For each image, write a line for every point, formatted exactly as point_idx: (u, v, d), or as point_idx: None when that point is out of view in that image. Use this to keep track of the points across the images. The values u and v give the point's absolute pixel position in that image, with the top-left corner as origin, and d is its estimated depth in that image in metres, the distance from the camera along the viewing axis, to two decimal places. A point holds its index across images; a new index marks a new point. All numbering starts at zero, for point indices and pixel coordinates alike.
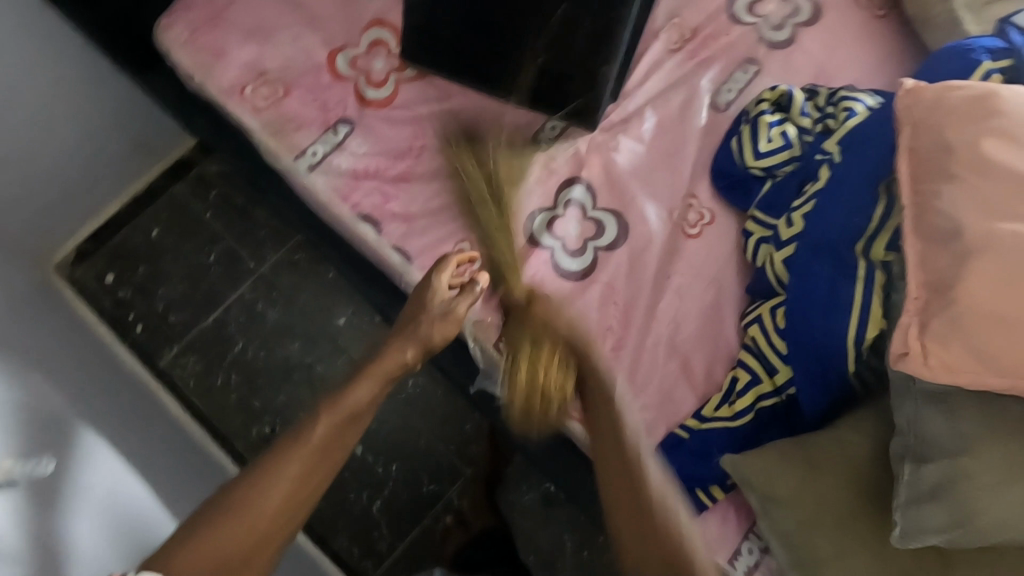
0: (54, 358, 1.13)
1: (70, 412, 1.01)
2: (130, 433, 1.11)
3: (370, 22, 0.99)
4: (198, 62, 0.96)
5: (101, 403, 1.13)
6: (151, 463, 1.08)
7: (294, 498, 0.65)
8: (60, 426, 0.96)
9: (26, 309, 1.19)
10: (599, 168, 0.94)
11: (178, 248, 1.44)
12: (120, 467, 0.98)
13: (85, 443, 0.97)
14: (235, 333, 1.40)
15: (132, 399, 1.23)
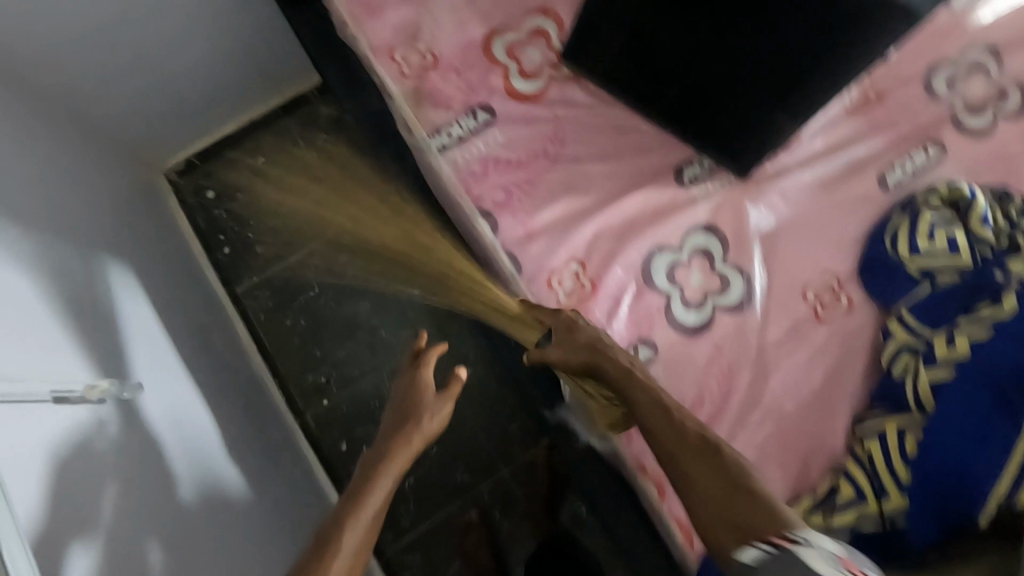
0: (147, 264, 1.15)
1: (152, 331, 1.01)
2: (205, 359, 1.12)
3: (533, 9, 0.93)
4: (351, 11, 0.92)
5: (180, 317, 1.14)
6: (216, 390, 1.10)
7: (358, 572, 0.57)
8: (147, 341, 0.98)
9: (133, 214, 1.20)
10: (736, 217, 0.85)
11: (278, 181, 1.45)
12: (189, 398, 0.98)
13: (161, 366, 0.97)
14: (313, 278, 1.42)
15: (208, 324, 1.24)
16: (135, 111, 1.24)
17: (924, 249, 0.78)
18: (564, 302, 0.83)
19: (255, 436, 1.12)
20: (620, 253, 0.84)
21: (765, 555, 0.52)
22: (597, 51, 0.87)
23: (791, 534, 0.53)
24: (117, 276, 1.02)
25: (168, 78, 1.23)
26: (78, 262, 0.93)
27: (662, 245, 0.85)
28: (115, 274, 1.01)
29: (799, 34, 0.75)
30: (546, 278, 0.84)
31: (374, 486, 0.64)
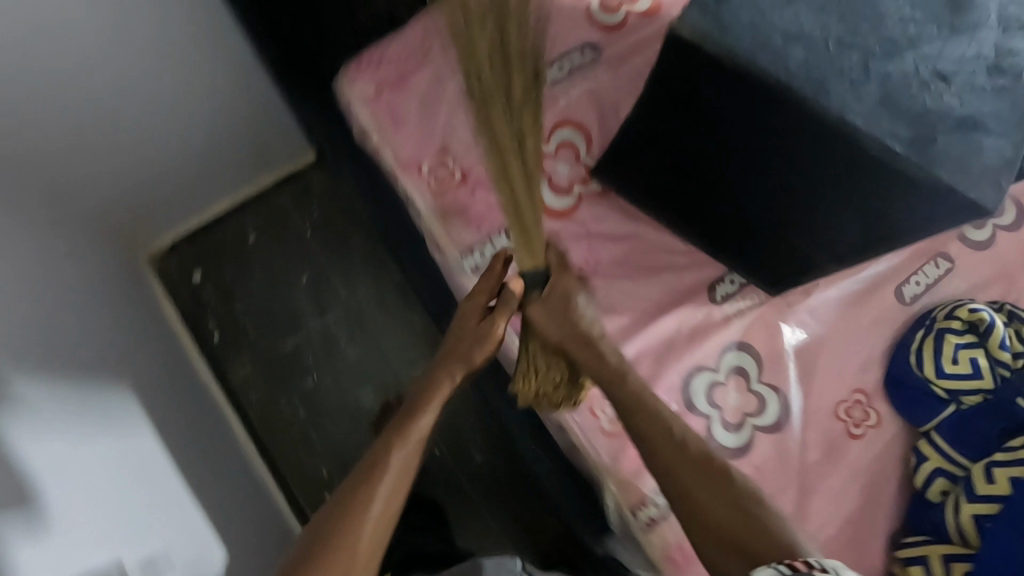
0: (139, 362, 1.03)
1: (150, 456, 0.89)
2: (208, 471, 1.02)
3: (559, 123, 0.93)
4: (377, 124, 0.90)
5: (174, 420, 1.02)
6: (222, 504, 0.99)
7: (389, 510, 0.65)
8: (151, 478, 0.86)
9: (115, 309, 1.08)
10: (769, 336, 0.88)
11: (271, 260, 1.37)
12: (192, 530, 0.87)
13: (161, 499, 0.85)
14: (311, 365, 1.34)
15: (202, 425, 1.13)
16: (116, 190, 1.12)
17: (949, 370, 0.82)
18: (608, 429, 0.83)
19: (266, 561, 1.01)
20: (661, 376, 0.85)
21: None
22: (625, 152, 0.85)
23: (814, 562, 0.55)
24: (106, 392, 0.89)
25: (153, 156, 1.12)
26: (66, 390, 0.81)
27: (700, 366, 0.86)
28: (104, 394, 0.89)
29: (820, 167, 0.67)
30: (589, 405, 0.83)
31: (416, 424, 0.70)
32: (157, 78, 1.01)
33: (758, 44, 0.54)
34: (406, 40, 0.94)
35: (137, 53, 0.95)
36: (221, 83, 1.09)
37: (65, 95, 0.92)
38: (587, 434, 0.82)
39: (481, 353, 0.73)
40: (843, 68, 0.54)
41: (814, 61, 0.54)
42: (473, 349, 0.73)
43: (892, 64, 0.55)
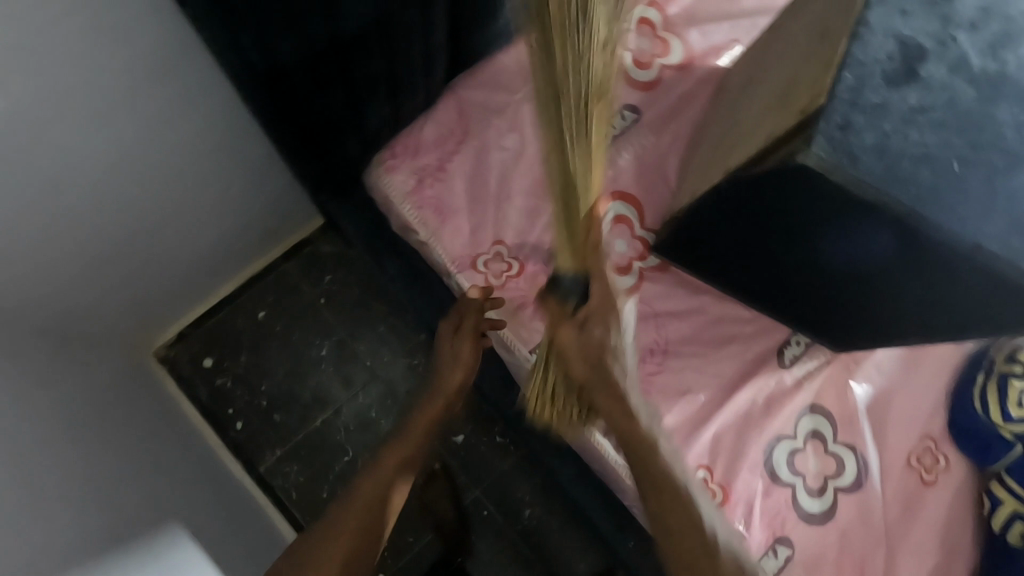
0: (170, 483, 0.94)
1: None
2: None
3: (612, 196, 0.88)
4: (423, 219, 0.85)
5: (220, 542, 0.94)
6: None
7: (394, 471, 0.73)
8: None
9: (141, 431, 0.99)
10: (840, 396, 0.88)
11: (286, 334, 1.29)
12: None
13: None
14: (344, 441, 1.26)
15: (251, 531, 1.06)
16: (126, 298, 1.02)
17: (1015, 414, 0.83)
18: None
19: None
20: (743, 453, 0.84)
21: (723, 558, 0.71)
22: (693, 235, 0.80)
23: None
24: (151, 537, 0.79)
25: (158, 261, 1.01)
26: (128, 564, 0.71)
27: (778, 434, 0.86)
28: (163, 548, 0.80)
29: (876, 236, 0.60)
30: None
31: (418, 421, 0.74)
32: (174, 182, 0.89)
33: (888, 173, 0.53)
34: (440, 121, 0.88)
35: (153, 163, 0.83)
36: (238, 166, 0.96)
37: (76, 218, 0.80)
38: None
39: (456, 376, 0.77)
40: (971, 191, 0.53)
41: (941, 186, 0.53)
42: (448, 374, 0.77)
43: (1018, 176, 0.53)
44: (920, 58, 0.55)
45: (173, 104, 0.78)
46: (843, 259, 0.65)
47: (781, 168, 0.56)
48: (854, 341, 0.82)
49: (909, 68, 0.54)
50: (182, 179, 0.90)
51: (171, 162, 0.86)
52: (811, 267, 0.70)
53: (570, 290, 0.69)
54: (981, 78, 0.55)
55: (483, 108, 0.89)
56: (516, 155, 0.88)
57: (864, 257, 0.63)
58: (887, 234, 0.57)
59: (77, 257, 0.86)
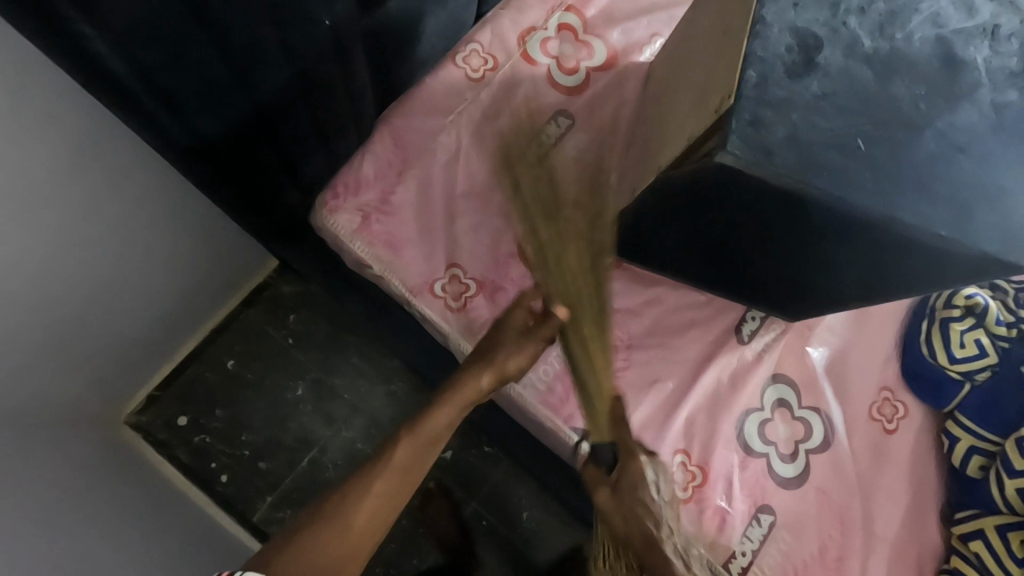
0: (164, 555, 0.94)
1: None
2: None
3: None
4: (375, 253, 0.85)
5: None
6: None
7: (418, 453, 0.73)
8: None
9: (126, 508, 0.97)
10: (799, 361, 0.92)
11: (258, 382, 1.28)
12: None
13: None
14: (335, 478, 1.26)
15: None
16: (89, 377, 1.01)
17: (959, 355, 0.88)
18: (683, 498, 0.85)
19: None
20: (717, 432, 0.87)
21: None
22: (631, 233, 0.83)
23: None
24: None
25: (111, 335, 0.98)
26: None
27: (747, 408, 0.89)
28: None
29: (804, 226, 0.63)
30: None
31: (438, 416, 0.75)
32: (119, 254, 0.88)
33: (800, 160, 0.56)
34: (377, 154, 0.88)
35: (94, 240, 0.82)
36: (184, 225, 0.95)
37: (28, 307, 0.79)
38: None
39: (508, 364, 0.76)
40: (881, 167, 0.56)
41: (852, 165, 0.56)
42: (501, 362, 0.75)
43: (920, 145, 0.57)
44: (817, 47, 0.58)
45: (106, 179, 0.77)
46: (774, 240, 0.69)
47: (703, 169, 0.59)
48: (811, 309, 0.85)
49: (806, 59, 0.57)
50: (129, 251, 0.89)
51: (116, 236, 0.85)
52: (749, 251, 0.74)
53: (602, 458, 0.73)
54: (875, 58, 0.58)
55: (418, 134, 0.89)
56: (457, 177, 0.89)
57: (792, 236, 0.66)
58: (806, 216, 0.61)
59: (27, 349, 0.83)
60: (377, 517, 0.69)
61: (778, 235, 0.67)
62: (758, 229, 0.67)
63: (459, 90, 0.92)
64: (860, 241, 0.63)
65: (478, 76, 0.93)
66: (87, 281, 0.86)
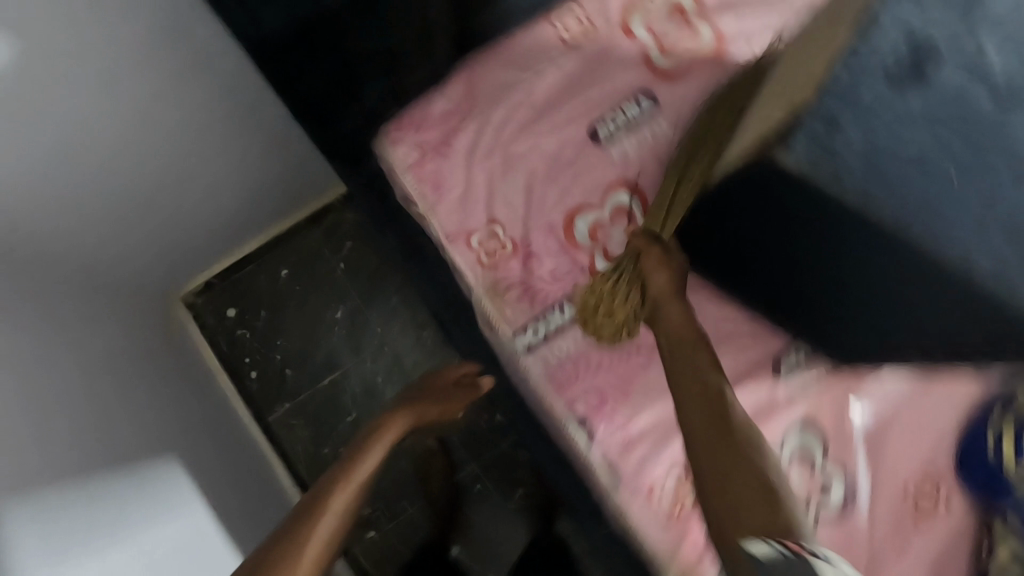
0: (180, 419, 1.02)
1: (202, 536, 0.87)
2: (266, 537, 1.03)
3: (614, 182, 0.86)
4: (422, 192, 0.86)
5: (218, 483, 1.01)
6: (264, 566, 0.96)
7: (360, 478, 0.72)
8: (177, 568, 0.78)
9: (158, 371, 1.06)
10: (837, 414, 0.84)
11: (304, 296, 1.34)
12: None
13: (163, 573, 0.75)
14: (348, 404, 1.30)
15: (252, 479, 1.13)
16: (156, 248, 1.10)
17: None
18: (666, 519, 0.79)
19: None
20: None
21: (778, 556, 0.53)
22: (682, 230, 0.78)
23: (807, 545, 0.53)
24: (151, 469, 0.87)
25: (182, 216, 1.07)
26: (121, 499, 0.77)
27: None
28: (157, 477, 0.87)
29: (861, 251, 0.56)
30: (647, 491, 0.80)
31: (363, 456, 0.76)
32: (198, 139, 0.95)
33: (869, 174, 0.50)
34: (449, 96, 0.88)
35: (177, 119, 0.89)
36: (263, 127, 1.00)
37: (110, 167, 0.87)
38: (647, 522, 0.80)
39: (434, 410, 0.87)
40: (966, 205, 0.49)
41: (932, 194, 0.49)
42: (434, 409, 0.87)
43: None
44: (933, 56, 0.50)
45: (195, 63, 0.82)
46: (830, 264, 0.62)
47: (762, 167, 0.54)
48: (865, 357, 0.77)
49: (915, 65, 0.50)
50: (207, 138, 0.95)
51: (198, 120, 0.91)
52: (803, 274, 0.67)
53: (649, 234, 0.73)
54: (1002, 82, 0.50)
55: (494, 84, 0.88)
56: (522, 134, 0.87)
57: (851, 264, 0.59)
58: (865, 243, 0.54)
59: (103, 204, 0.92)
60: (340, 533, 0.67)
61: (830, 256, 0.60)
62: (810, 245, 0.61)
63: (547, 49, 0.90)
64: (923, 284, 0.55)
65: (569, 39, 0.90)
66: (166, 157, 0.93)
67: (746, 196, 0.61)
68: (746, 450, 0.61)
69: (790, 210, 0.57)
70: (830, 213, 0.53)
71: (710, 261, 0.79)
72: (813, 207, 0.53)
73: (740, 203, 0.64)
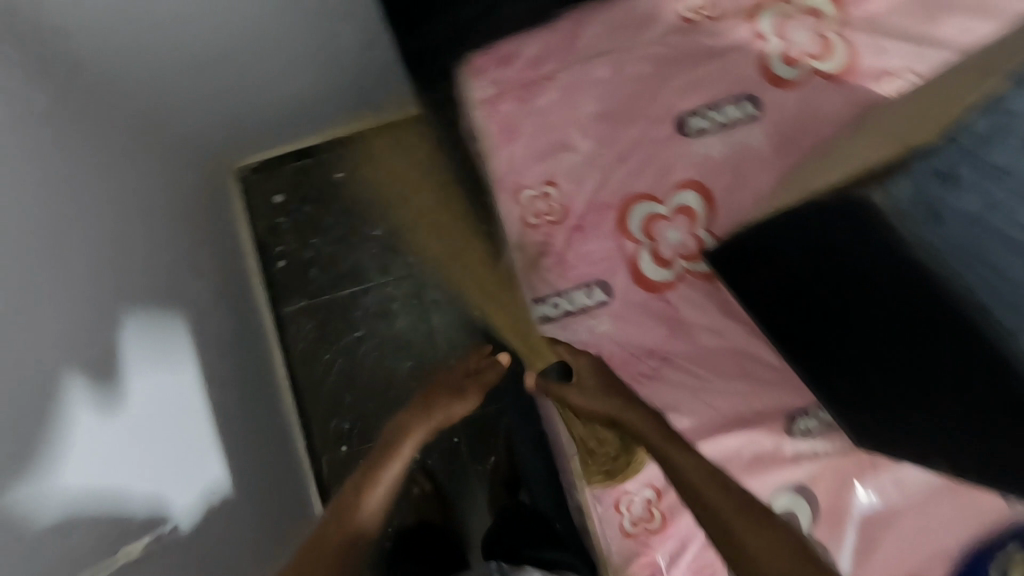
0: (198, 279, 1.03)
1: (188, 393, 0.88)
2: (244, 418, 1.05)
3: (685, 181, 0.81)
4: (488, 130, 0.82)
5: (217, 351, 1.02)
6: (237, 443, 0.98)
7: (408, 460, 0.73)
8: (166, 415, 0.80)
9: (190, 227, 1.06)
10: (836, 491, 0.78)
11: (350, 204, 1.35)
12: (200, 448, 0.86)
13: (149, 420, 0.76)
14: (360, 320, 1.33)
15: (249, 362, 1.15)
16: (222, 109, 1.09)
17: None
18: (626, 530, 0.78)
19: (270, 507, 1.02)
20: None
21: None
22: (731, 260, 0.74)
23: None
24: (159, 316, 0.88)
25: (255, 87, 1.06)
26: (133, 332, 0.79)
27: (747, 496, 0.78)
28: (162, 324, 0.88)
29: (923, 329, 0.51)
30: (616, 497, 0.78)
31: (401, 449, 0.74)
32: (290, 13, 0.93)
33: (961, 246, 0.45)
34: (546, 42, 0.84)
35: None
36: (355, 20, 0.97)
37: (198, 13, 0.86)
38: (608, 529, 0.78)
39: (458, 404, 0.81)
40: None
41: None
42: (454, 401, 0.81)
43: None
44: None
45: None
46: (881, 337, 0.57)
47: (843, 205, 0.49)
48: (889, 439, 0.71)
49: None
50: (297, 14, 0.93)
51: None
52: (845, 342, 0.63)
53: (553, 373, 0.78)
54: None
55: (594, 43, 0.83)
56: (606, 102, 0.82)
57: (904, 340, 0.55)
58: (936, 316, 0.49)
59: (182, 50, 0.91)
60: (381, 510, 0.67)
61: (887, 329, 0.56)
62: (863, 312, 0.57)
63: (662, 24, 0.84)
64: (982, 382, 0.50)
65: (688, 19, 0.84)
66: (251, 18, 0.91)
67: (810, 244, 0.57)
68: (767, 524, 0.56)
69: (853, 266, 0.53)
70: (899, 273, 0.49)
71: (751, 299, 0.74)
72: (886, 265, 0.49)
73: (798, 253, 0.60)
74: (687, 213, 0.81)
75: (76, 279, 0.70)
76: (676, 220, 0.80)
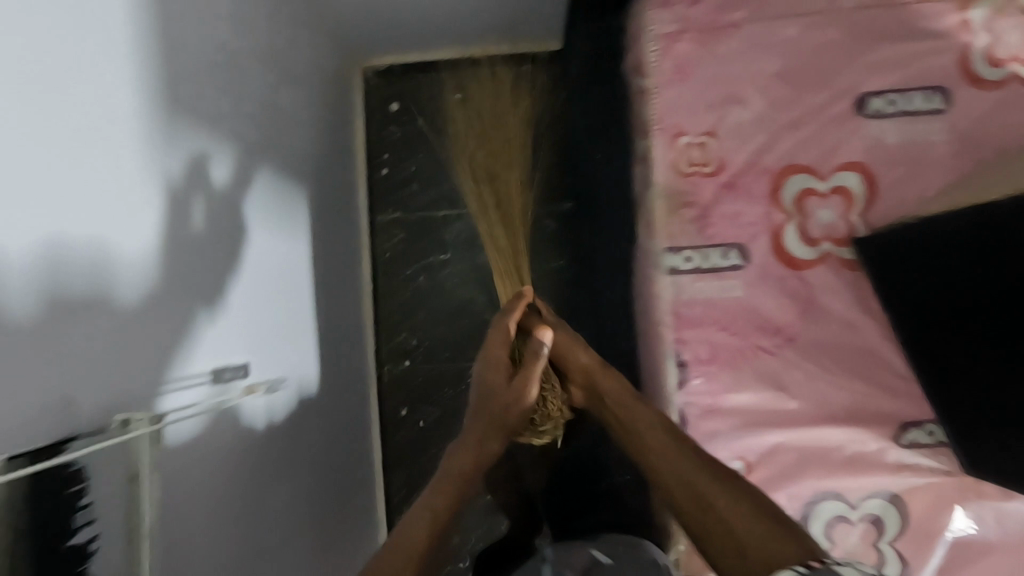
0: (320, 163, 1.04)
1: (300, 278, 0.89)
2: (334, 305, 1.06)
3: (849, 163, 0.77)
4: (657, 67, 0.79)
5: (322, 236, 1.04)
6: (325, 332, 1.01)
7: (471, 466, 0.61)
8: (269, 284, 0.78)
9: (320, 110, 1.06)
10: (931, 509, 0.75)
11: (462, 128, 1.34)
12: (301, 321, 0.89)
13: (271, 285, 0.78)
14: (447, 244, 1.34)
15: (345, 257, 1.17)
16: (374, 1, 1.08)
17: None
18: None
19: (338, 403, 1.04)
20: (789, 480, 0.76)
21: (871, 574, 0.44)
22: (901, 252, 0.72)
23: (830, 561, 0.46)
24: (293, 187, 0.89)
25: None
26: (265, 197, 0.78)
27: (837, 492, 0.76)
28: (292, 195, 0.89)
29: None
30: None
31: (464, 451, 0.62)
32: None
33: None
34: None
35: None
36: None
37: None
38: None
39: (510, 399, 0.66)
40: None
41: None
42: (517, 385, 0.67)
43: None
44: None
45: None
46: None
47: None
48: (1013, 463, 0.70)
49: None
50: None
51: None
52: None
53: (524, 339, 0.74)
54: None
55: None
56: (787, 63, 0.78)
57: None
58: None
59: None
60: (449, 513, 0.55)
61: None
62: None
63: None
64: None
65: None
66: None
67: None
68: (734, 491, 0.54)
69: None
70: None
71: (905, 296, 0.72)
72: None
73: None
74: (842, 195, 0.77)
75: (241, 125, 0.71)
76: (828, 200, 0.77)
